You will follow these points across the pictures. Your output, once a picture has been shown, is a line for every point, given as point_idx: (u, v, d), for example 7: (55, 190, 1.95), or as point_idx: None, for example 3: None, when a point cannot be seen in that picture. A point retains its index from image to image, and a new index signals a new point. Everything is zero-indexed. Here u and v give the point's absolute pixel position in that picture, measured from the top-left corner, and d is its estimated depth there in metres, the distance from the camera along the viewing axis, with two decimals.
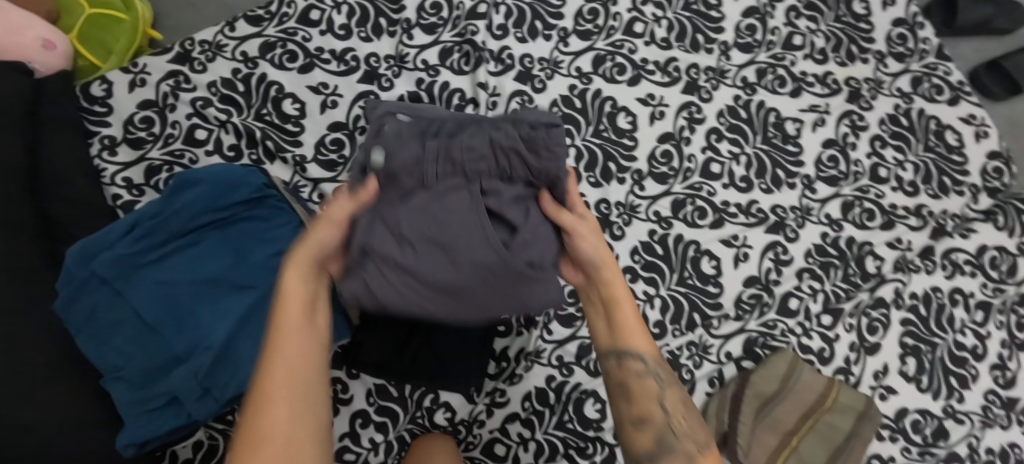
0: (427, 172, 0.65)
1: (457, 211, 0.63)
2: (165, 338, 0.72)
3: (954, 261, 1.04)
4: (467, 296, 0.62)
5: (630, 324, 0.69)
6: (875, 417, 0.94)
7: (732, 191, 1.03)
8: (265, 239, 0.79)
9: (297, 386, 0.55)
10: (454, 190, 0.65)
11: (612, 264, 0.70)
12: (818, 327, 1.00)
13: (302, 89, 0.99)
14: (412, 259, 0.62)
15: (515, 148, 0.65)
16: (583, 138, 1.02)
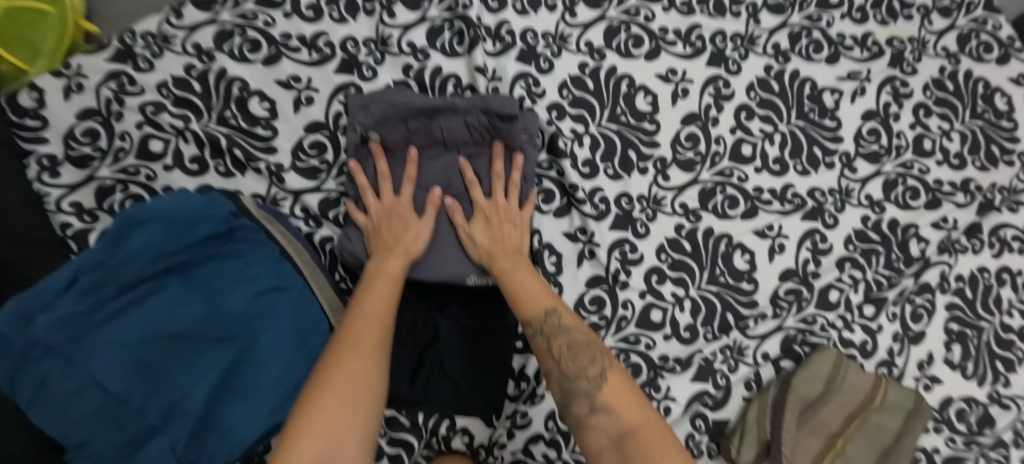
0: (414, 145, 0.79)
1: (441, 178, 0.79)
2: (136, 407, 0.57)
3: (1002, 238, 0.97)
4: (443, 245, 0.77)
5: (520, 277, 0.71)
6: (926, 413, 0.83)
7: (765, 175, 0.93)
8: (242, 279, 0.67)
9: (377, 320, 0.63)
10: (437, 160, 0.79)
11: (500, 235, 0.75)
12: (860, 318, 0.91)
13: (270, 85, 0.85)
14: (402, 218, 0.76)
15: (486, 124, 0.79)
16: (598, 124, 0.90)
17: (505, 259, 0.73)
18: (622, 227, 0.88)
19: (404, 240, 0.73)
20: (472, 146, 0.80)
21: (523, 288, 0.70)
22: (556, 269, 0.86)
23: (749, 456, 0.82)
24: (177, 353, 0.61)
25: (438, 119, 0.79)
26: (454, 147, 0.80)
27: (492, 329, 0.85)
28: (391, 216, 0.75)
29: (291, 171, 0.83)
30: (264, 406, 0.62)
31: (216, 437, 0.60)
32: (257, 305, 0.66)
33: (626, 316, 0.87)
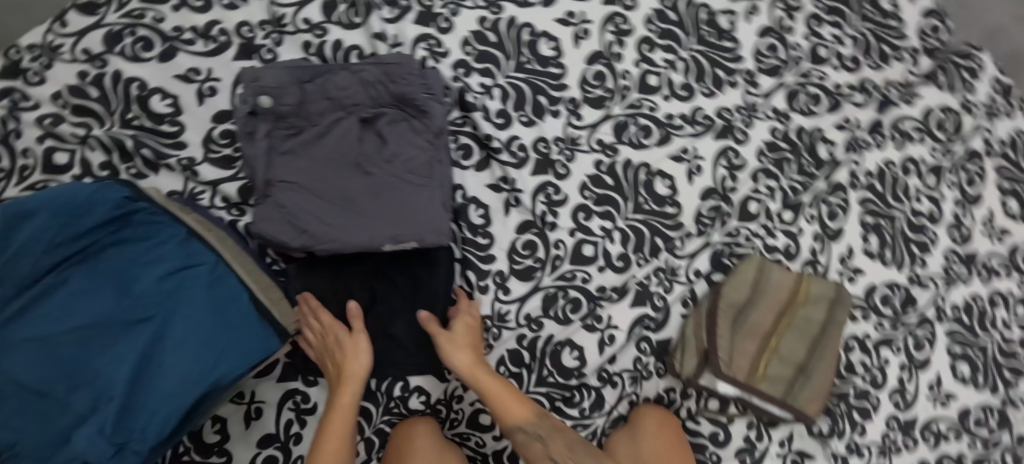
0: (309, 108, 0.73)
1: (342, 141, 0.73)
2: (58, 400, 0.57)
3: (903, 130, 1.03)
4: (354, 212, 0.71)
5: (503, 395, 0.79)
6: (848, 301, 0.89)
7: (674, 102, 0.96)
8: (146, 262, 0.65)
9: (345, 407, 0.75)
10: (335, 122, 0.73)
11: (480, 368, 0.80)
12: (780, 224, 0.96)
13: (169, 81, 0.84)
14: (310, 188, 0.71)
15: (381, 79, 0.75)
16: (506, 75, 0.92)
17: (477, 371, 0.79)
18: (544, 171, 0.91)
19: (352, 366, 0.77)
20: (371, 104, 0.75)
21: (505, 396, 0.79)
22: (484, 221, 0.88)
23: (691, 366, 0.88)
24: (85, 343, 0.59)
25: (330, 80, 0.74)
26: (352, 108, 0.74)
27: (426, 288, 0.85)
28: (296, 192, 0.71)
29: (205, 163, 0.83)
30: (185, 378, 0.61)
31: (143, 414, 0.59)
32: (168, 285, 0.64)
33: (559, 255, 0.89)
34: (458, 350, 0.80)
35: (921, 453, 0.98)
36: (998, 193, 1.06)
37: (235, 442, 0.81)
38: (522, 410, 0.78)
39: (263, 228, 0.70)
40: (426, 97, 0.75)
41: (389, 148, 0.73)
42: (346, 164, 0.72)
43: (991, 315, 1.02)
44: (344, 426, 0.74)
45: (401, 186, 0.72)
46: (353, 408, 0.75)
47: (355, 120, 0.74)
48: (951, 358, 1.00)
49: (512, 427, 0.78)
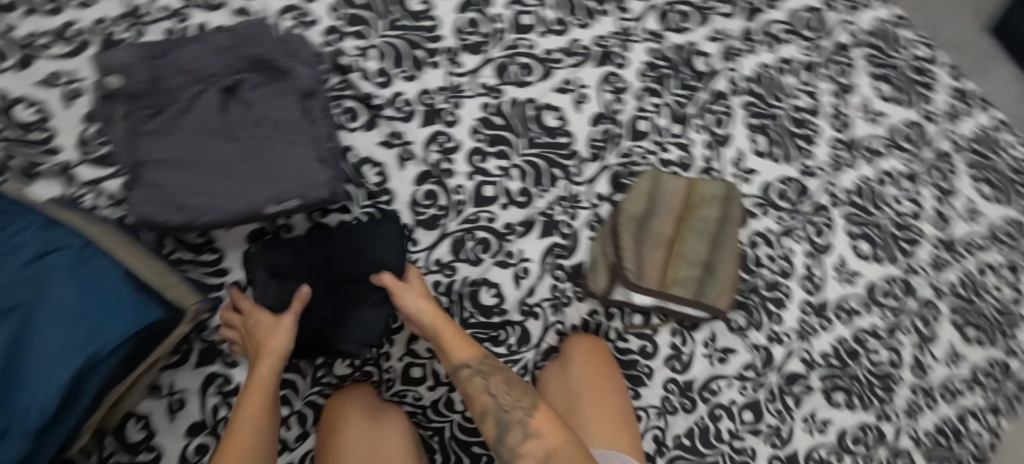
0: (169, 85, 0.75)
1: (208, 112, 0.75)
2: None
3: (773, 34, 1.08)
4: (233, 178, 0.74)
5: (455, 339, 0.79)
6: (738, 197, 0.96)
7: (550, 38, 0.98)
8: (7, 249, 0.65)
9: (261, 381, 0.72)
10: (197, 96, 0.75)
11: (436, 315, 0.80)
12: (671, 138, 1.00)
13: (32, 88, 0.83)
14: (183, 162, 0.73)
15: (233, 44, 0.77)
16: (379, 35, 0.93)
17: (437, 319, 0.80)
18: (432, 121, 0.92)
19: (271, 341, 0.75)
20: (229, 72, 0.77)
21: (451, 339, 0.79)
22: (382, 179, 0.90)
23: (602, 284, 0.92)
24: None
25: (182, 55, 0.76)
26: (211, 79, 0.76)
27: (338, 255, 0.84)
28: (171, 168, 0.73)
29: (82, 165, 0.82)
30: (65, 353, 0.61)
31: (23, 396, 0.59)
32: (34, 272, 0.64)
33: (461, 200, 0.91)
34: (413, 298, 0.80)
35: (837, 332, 1.05)
36: (868, 79, 1.11)
37: (162, 436, 0.81)
38: (466, 351, 0.79)
39: (142, 210, 0.71)
40: (283, 58, 0.79)
41: (256, 111, 0.76)
42: (213, 134, 0.75)
43: (882, 193, 1.09)
44: (263, 394, 0.71)
45: (273, 146, 0.75)
46: (271, 380, 0.73)
47: (216, 90, 0.76)
48: (851, 239, 1.06)
49: (457, 366, 0.78)
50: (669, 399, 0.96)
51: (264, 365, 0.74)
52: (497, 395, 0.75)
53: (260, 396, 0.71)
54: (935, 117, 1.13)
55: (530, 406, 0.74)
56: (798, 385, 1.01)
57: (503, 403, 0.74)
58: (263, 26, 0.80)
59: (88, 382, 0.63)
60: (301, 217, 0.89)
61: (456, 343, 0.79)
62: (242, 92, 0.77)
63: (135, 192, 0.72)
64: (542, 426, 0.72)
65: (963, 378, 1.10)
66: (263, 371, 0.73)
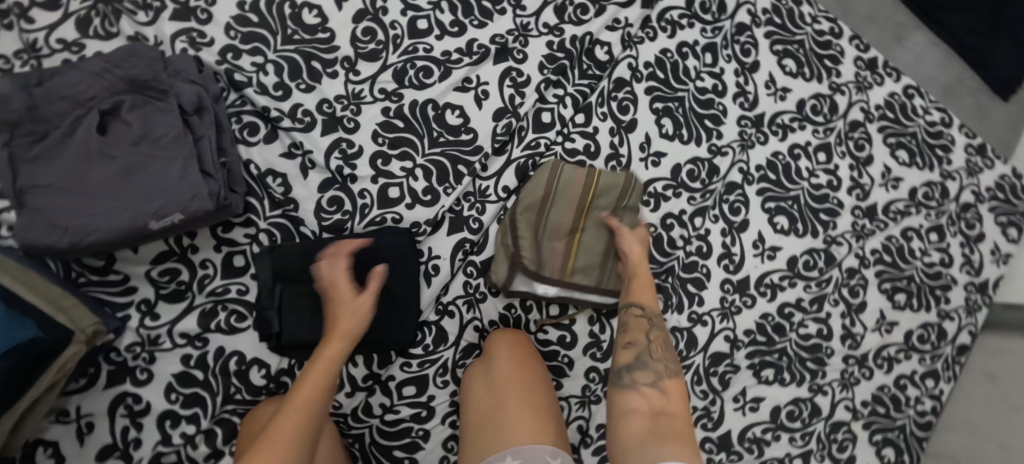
0: (46, 113, 0.76)
1: (85, 134, 0.75)
2: None
3: (671, 19, 1.08)
4: (116, 197, 0.75)
5: (643, 287, 0.90)
6: (636, 184, 0.97)
7: (447, 40, 1.00)
8: None
9: (322, 369, 0.75)
10: (76, 120, 0.76)
11: (639, 256, 0.93)
12: (575, 127, 1.01)
13: None
14: (64, 185, 0.74)
15: (109, 69, 0.79)
16: (276, 50, 0.94)
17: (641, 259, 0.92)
18: (332, 130, 0.93)
19: (343, 325, 0.79)
20: (107, 95, 0.78)
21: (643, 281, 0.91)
22: (285, 189, 0.90)
23: (502, 275, 0.93)
24: None
25: (59, 83, 0.77)
26: (89, 103, 0.77)
27: (317, 264, 0.88)
28: (54, 193, 0.74)
29: None
30: None
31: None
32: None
33: (367, 204, 0.93)
34: (628, 239, 0.93)
35: (761, 308, 1.06)
36: (773, 56, 1.11)
37: (72, 460, 0.82)
38: (650, 300, 0.88)
39: (31, 237, 0.73)
40: (160, 77, 0.80)
41: (134, 131, 0.77)
42: (93, 155, 0.75)
43: (796, 167, 1.10)
44: (322, 380, 0.74)
45: (155, 163, 0.77)
46: (335, 365, 0.76)
47: (94, 113, 0.77)
48: (768, 215, 1.08)
49: (633, 303, 0.88)
50: (592, 388, 0.97)
51: (331, 350, 0.77)
52: (652, 343, 0.83)
53: (319, 381, 0.74)
54: (846, 88, 1.14)
55: (671, 369, 0.81)
56: (723, 364, 1.03)
57: (653, 350, 0.83)
58: (139, 46, 0.82)
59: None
60: (205, 233, 0.88)
61: (644, 284, 0.90)
62: (119, 112, 0.78)
63: (21, 217, 0.74)
64: (672, 392, 0.78)
65: (898, 345, 1.11)
66: (328, 356, 0.76)
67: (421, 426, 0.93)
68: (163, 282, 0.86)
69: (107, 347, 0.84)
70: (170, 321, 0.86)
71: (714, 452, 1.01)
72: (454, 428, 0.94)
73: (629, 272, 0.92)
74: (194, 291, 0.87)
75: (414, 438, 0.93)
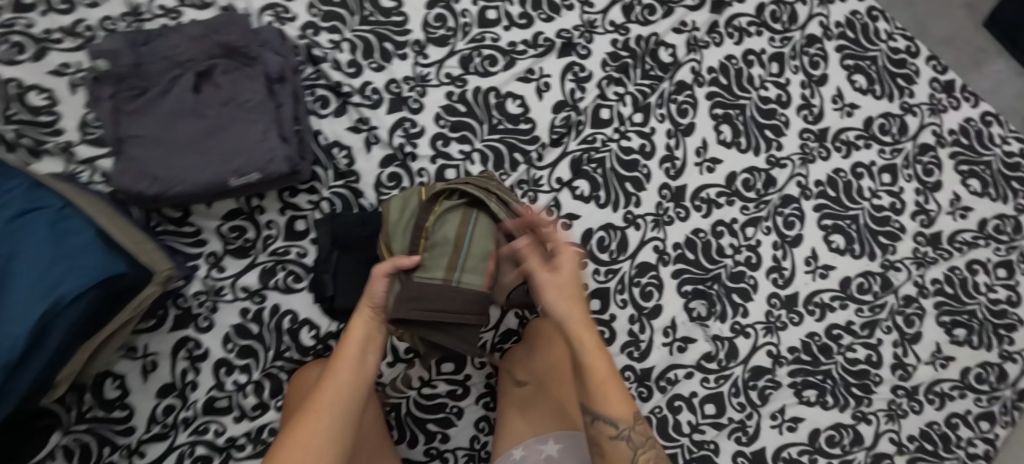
0: (148, 70, 0.82)
1: (182, 92, 0.81)
2: None
3: (739, 26, 1.08)
4: (203, 153, 0.80)
5: (607, 383, 0.75)
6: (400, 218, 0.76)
7: (514, 31, 1.02)
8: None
9: (356, 338, 0.75)
10: (174, 78, 0.82)
11: (585, 326, 0.77)
12: (633, 126, 1.02)
13: (44, 76, 0.92)
14: (159, 136, 0.79)
15: (207, 35, 0.85)
16: (352, 29, 0.98)
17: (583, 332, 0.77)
18: (398, 108, 0.97)
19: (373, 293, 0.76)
20: (203, 58, 0.84)
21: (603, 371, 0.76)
22: (349, 161, 0.95)
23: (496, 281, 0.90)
24: None
25: (163, 46, 0.83)
26: (187, 65, 0.83)
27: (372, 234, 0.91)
28: (148, 143, 0.79)
29: (81, 144, 0.90)
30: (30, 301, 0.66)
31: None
32: (15, 225, 0.69)
33: (423, 183, 0.96)
34: (562, 300, 0.77)
35: (809, 327, 1.04)
36: (842, 71, 1.09)
37: (135, 395, 0.88)
38: (614, 403, 0.74)
39: (123, 180, 0.78)
40: (250, 48, 0.86)
41: (225, 94, 0.83)
42: (185, 113, 0.81)
43: (857, 186, 1.07)
44: (354, 348, 0.74)
45: (240, 125, 0.82)
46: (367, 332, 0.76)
47: (192, 74, 0.82)
48: (824, 233, 1.05)
49: (604, 418, 0.74)
50: (627, 387, 0.97)
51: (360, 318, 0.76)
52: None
53: (353, 350, 0.74)
54: (918, 110, 1.10)
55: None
56: (764, 379, 1.01)
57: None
58: (235, 18, 0.88)
59: (56, 325, 0.68)
60: (273, 196, 0.94)
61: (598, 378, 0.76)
62: (213, 75, 0.83)
63: (116, 163, 0.79)
64: None
65: (953, 382, 1.06)
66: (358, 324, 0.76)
67: (456, 403, 0.96)
68: (231, 238, 0.92)
69: (175, 292, 0.89)
70: (233, 275, 0.91)
71: None
72: (486, 410, 0.97)
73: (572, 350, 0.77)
74: (258, 249, 0.92)
75: (448, 414, 0.95)
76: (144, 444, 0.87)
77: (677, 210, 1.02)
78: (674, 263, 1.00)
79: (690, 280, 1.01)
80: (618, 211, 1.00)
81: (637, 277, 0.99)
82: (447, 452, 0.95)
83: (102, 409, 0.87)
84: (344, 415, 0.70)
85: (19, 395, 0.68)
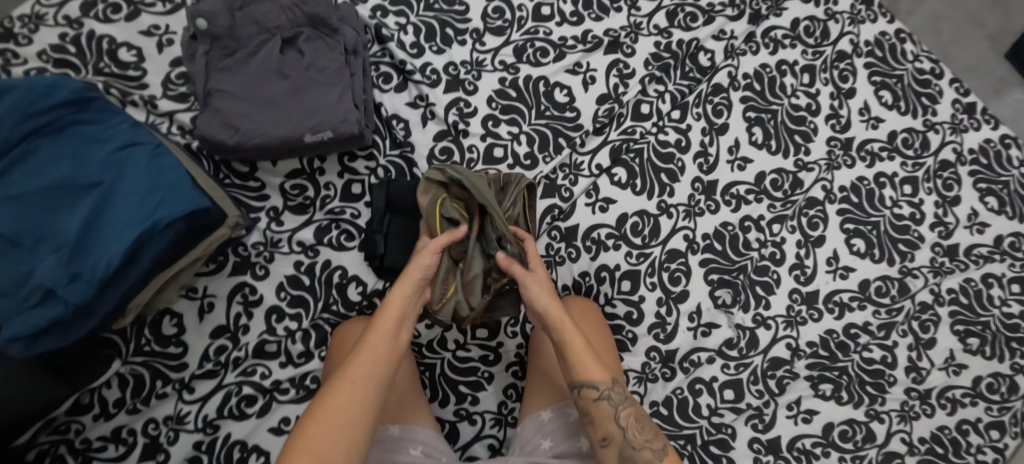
0: (241, 32, 0.90)
1: (268, 56, 0.90)
2: (30, 248, 0.72)
3: (774, 38, 1.15)
4: (280, 112, 0.89)
5: (583, 360, 0.80)
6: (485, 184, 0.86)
7: (566, 27, 1.10)
8: (101, 140, 0.79)
9: (391, 312, 0.79)
10: (263, 43, 0.91)
11: (558, 312, 0.83)
12: (670, 122, 1.09)
13: (134, 35, 1.00)
14: (243, 93, 0.89)
15: (295, 4, 0.92)
16: (417, 14, 1.07)
17: (563, 322, 0.82)
18: (454, 89, 1.04)
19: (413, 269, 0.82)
20: (290, 26, 0.92)
21: (585, 351, 0.81)
22: (405, 133, 1.02)
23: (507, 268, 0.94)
24: (46, 201, 0.74)
25: (255, 9, 0.91)
26: (275, 31, 0.91)
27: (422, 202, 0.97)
28: (234, 99, 0.89)
29: (163, 99, 0.98)
30: (128, 226, 0.74)
31: (95, 253, 0.73)
32: (117, 158, 0.78)
33: (473, 159, 1.03)
34: (539, 292, 0.84)
35: (827, 324, 1.08)
36: (870, 87, 1.16)
37: (190, 334, 0.94)
38: (597, 371, 0.80)
39: (208, 128, 0.88)
40: (333, 19, 0.93)
41: (307, 61, 0.91)
42: (270, 75, 0.90)
43: (879, 195, 1.12)
44: (392, 322, 0.79)
45: (316, 89, 0.90)
46: (403, 307, 0.80)
47: (279, 40, 0.91)
48: (846, 236, 1.10)
49: (587, 385, 0.79)
50: (651, 366, 1.02)
51: (398, 293, 0.81)
52: (627, 428, 0.78)
53: (390, 322, 0.79)
54: (940, 128, 1.16)
55: (659, 449, 0.77)
56: (782, 369, 1.05)
57: (631, 435, 0.78)
58: None
59: (147, 251, 0.77)
60: (333, 160, 1.01)
61: (578, 355, 0.80)
62: (298, 44, 0.92)
63: (205, 112, 0.89)
64: None
65: (965, 389, 1.07)
66: (397, 298, 0.80)
67: (487, 368, 1.01)
68: (292, 195, 0.99)
69: (237, 240, 0.96)
70: (291, 230, 0.98)
71: (762, 454, 1.01)
72: (515, 378, 1.01)
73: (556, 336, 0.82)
74: (315, 208, 0.99)
75: (479, 378, 1.00)
76: (195, 379, 0.93)
77: (708, 203, 1.08)
78: (702, 252, 1.06)
79: (716, 270, 1.06)
80: (652, 199, 1.06)
81: (667, 262, 1.05)
82: (475, 415, 0.99)
83: (163, 348, 0.93)
84: (374, 382, 0.74)
85: (107, 308, 0.77)
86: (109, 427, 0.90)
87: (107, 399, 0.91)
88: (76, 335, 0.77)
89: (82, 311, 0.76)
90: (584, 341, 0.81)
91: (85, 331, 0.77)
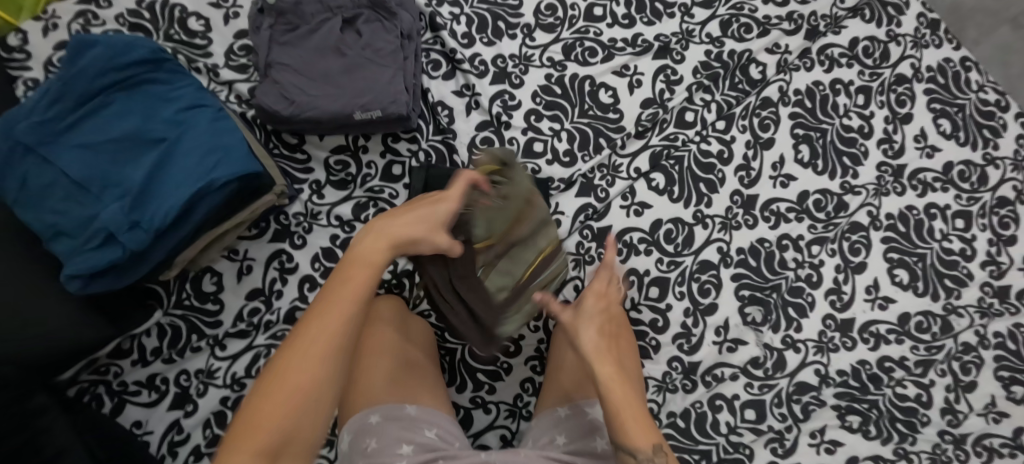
0: (306, 10, 0.94)
1: (327, 33, 0.93)
2: (95, 194, 0.77)
3: (830, 55, 1.13)
4: (333, 87, 0.92)
5: (629, 420, 0.71)
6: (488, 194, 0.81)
7: (616, 29, 1.11)
8: (169, 98, 0.83)
9: (363, 269, 0.65)
10: (325, 20, 0.94)
11: (602, 359, 0.74)
12: (714, 132, 1.08)
13: (204, 7, 1.05)
14: (300, 66, 0.92)
15: None
16: (471, 6, 1.09)
17: (613, 383, 0.73)
18: (501, 81, 1.06)
19: (394, 229, 0.69)
20: (351, 7, 0.95)
21: (630, 409, 0.71)
22: (449, 120, 1.04)
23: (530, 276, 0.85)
24: (113, 153, 0.79)
25: None
26: (337, 10, 0.95)
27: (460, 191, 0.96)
28: (291, 70, 0.92)
29: (225, 68, 1.03)
30: (186, 182, 0.78)
31: (153, 203, 0.77)
32: (183, 117, 0.82)
33: (512, 151, 1.04)
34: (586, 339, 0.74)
35: (861, 354, 1.04)
36: (928, 114, 1.12)
37: (227, 293, 0.98)
38: (642, 435, 0.70)
39: (264, 97, 0.92)
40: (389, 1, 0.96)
41: (364, 40, 0.94)
42: (330, 51, 0.93)
43: (929, 226, 1.08)
44: (367, 274, 0.64)
45: (370, 68, 0.93)
46: (380, 266, 0.66)
47: (339, 19, 0.95)
48: (888, 265, 1.07)
49: (627, 452, 0.70)
50: (673, 377, 1.00)
51: (377, 244, 0.67)
52: None
53: (362, 275, 0.64)
54: (1001, 163, 1.11)
55: None
56: (808, 395, 1.01)
57: None
58: None
59: (199, 207, 0.80)
60: (377, 139, 1.03)
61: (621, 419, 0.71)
62: (356, 23, 0.95)
63: (264, 82, 0.93)
64: None
65: (1003, 439, 1.00)
66: (374, 255, 0.66)
67: (507, 360, 1.01)
68: (335, 170, 1.02)
69: (279, 209, 1.00)
70: (331, 204, 1.01)
71: None
72: (533, 373, 1.01)
73: (600, 389, 0.73)
74: (356, 184, 1.02)
75: (498, 368, 1.01)
76: (228, 337, 0.96)
77: (746, 217, 1.06)
78: (735, 267, 1.04)
79: (748, 286, 1.04)
80: (689, 208, 1.05)
81: (697, 273, 1.03)
82: (490, 404, 1.00)
83: (203, 305, 0.97)
84: (332, 348, 0.60)
85: (160, 257, 0.81)
86: (145, 373, 0.95)
87: (146, 347, 0.95)
88: (128, 279, 0.81)
89: (136, 257, 0.80)
90: (633, 399, 0.72)
91: (137, 277, 0.81)
